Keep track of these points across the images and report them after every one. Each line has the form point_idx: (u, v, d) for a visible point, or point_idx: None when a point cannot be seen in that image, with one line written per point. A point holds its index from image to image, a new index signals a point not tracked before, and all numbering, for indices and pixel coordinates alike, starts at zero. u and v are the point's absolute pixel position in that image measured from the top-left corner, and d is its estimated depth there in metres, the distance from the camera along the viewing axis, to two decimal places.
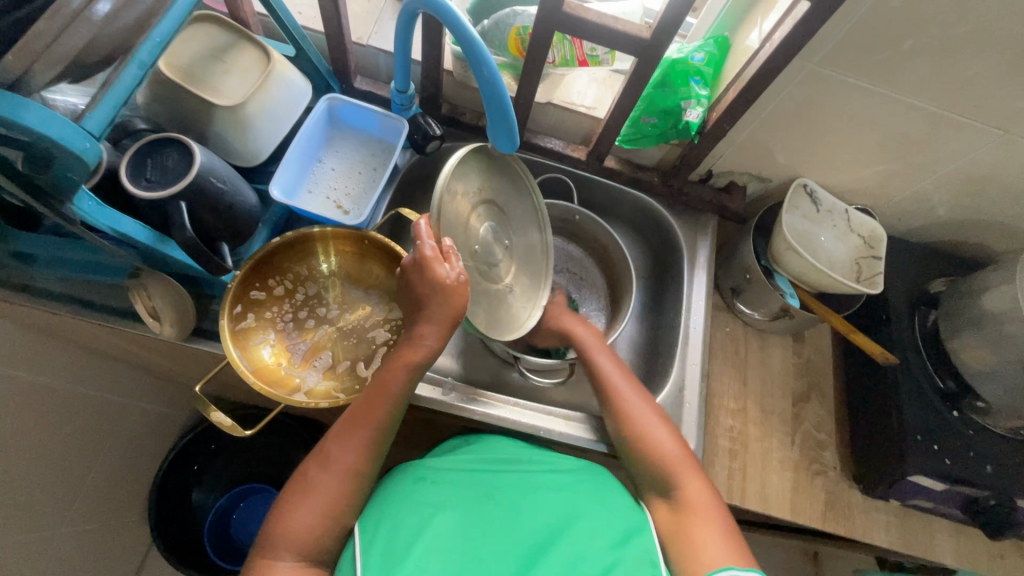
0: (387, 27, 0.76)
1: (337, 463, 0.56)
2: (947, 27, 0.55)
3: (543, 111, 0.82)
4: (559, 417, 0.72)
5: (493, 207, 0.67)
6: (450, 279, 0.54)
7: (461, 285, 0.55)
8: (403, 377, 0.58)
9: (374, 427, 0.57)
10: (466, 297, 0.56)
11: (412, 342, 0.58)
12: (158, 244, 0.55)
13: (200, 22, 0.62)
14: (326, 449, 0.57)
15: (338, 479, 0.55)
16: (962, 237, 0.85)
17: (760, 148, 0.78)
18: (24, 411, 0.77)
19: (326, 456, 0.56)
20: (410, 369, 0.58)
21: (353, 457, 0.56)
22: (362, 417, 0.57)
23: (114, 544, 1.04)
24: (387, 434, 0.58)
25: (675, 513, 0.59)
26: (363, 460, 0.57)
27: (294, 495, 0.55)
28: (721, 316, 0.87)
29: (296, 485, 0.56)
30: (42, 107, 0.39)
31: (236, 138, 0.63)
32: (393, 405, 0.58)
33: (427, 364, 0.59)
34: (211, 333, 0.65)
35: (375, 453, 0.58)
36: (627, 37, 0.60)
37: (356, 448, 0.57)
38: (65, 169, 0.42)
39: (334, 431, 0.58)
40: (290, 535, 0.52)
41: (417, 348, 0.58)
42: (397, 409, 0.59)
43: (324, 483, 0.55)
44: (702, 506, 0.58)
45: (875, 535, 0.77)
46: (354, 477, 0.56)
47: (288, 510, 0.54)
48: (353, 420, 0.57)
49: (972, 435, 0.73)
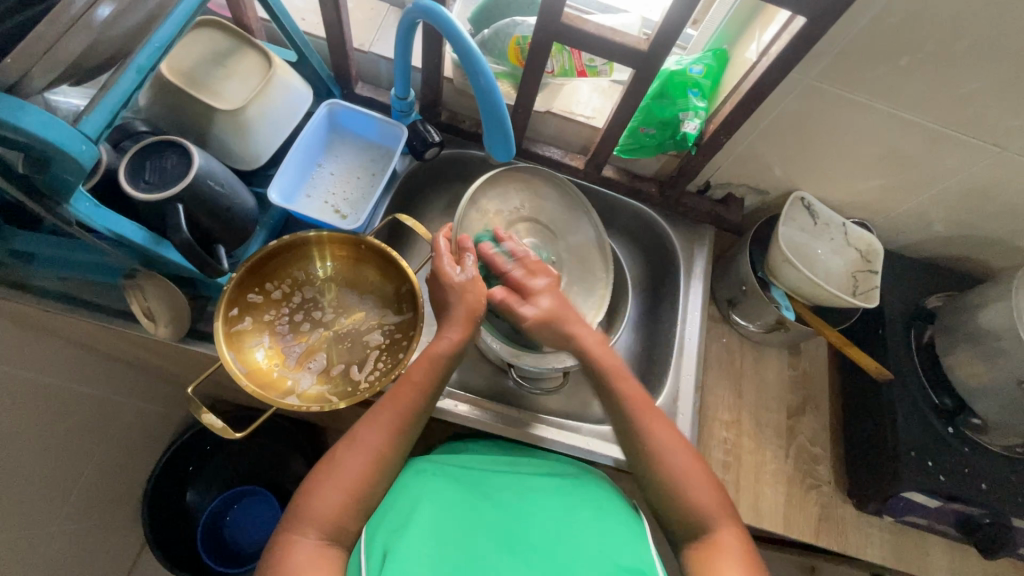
0: (389, 34, 0.77)
1: (363, 446, 0.56)
2: (944, 43, 0.55)
3: (542, 120, 0.83)
4: (553, 427, 0.71)
5: (539, 227, 0.77)
6: (459, 277, 0.63)
7: (473, 280, 0.63)
8: (426, 367, 0.60)
9: (402, 411, 0.58)
10: (480, 292, 0.63)
11: (435, 336, 0.62)
12: (154, 245, 0.55)
13: (203, 27, 0.63)
14: (354, 432, 0.57)
15: (364, 462, 0.55)
16: (959, 253, 0.85)
17: (757, 160, 0.78)
18: (19, 408, 0.77)
19: (353, 439, 0.56)
20: (435, 360, 0.61)
21: (379, 439, 0.56)
22: (393, 399, 0.58)
23: (106, 543, 1.04)
24: (415, 424, 0.59)
25: (700, 553, 0.55)
26: (389, 446, 0.57)
27: (318, 478, 0.55)
28: (716, 328, 0.87)
29: (320, 469, 0.55)
30: (43, 111, 0.39)
31: (236, 142, 0.64)
32: (419, 392, 0.59)
33: (451, 362, 0.61)
34: (206, 334, 0.66)
35: (401, 444, 0.58)
36: (625, 49, 0.60)
37: (383, 430, 0.57)
38: (63, 170, 0.42)
39: (364, 420, 0.58)
40: (314, 512, 0.52)
41: (440, 340, 0.62)
42: (425, 399, 0.60)
43: (354, 464, 0.55)
44: (731, 550, 0.54)
45: (869, 552, 0.77)
46: (379, 460, 0.56)
47: (312, 491, 0.54)
48: (387, 403, 0.59)
49: (967, 452, 0.72)
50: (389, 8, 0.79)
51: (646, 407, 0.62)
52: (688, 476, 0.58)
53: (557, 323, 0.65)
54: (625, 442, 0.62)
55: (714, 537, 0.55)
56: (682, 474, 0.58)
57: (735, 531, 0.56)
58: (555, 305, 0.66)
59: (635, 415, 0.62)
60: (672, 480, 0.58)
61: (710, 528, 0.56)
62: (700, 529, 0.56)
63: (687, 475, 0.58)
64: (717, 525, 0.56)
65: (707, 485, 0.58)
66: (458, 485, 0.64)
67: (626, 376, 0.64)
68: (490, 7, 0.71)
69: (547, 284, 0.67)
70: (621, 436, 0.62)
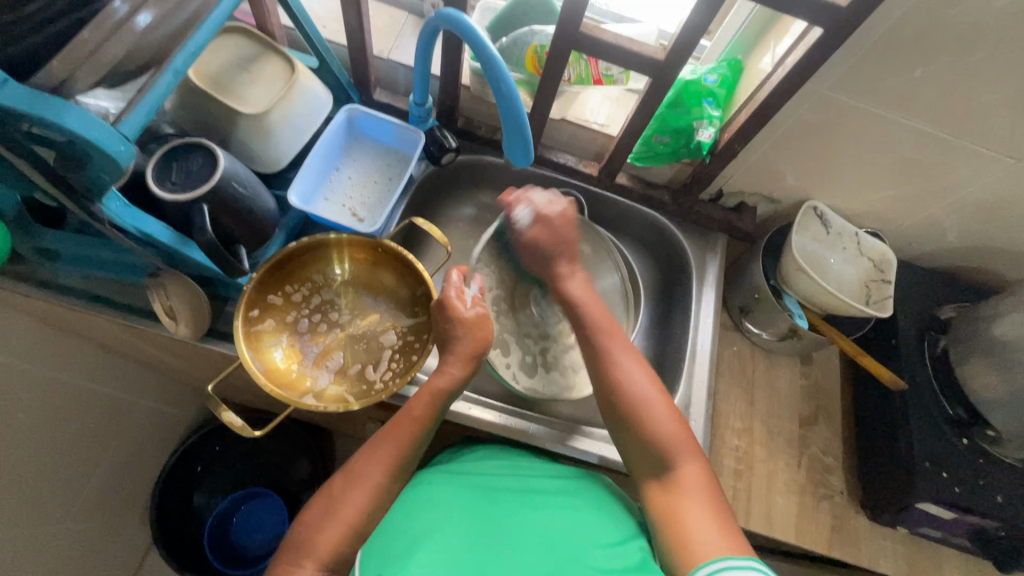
0: (407, 42, 0.79)
1: (363, 481, 0.56)
2: (958, 55, 0.56)
3: (557, 127, 0.84)
4: (566, 431, 0.72)
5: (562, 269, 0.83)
6: (471, 314, 0.63)
7: (481, 319, 0.64)
8: (427, 402, 0.61)
9: (403, 444, 0.59)
10: (485, 330, 0.64)
11: (438, 371, 0.62)
12: (179, 245, 0.57)
13: (229, 33, 0.65)
14: (354, 468, 0.58)
15: (363, 493, 0.56)
16: (974, 264, 0.85)
17: (770, 169, 0.79)
18: (35, 406, 0.78)
19: (352, 473, 0.57)
20: (436, 397, 0.61)
21: (380, 475, 0.57)
22: (391, 441, 0.59)
23: (116, 543, 1.05)
24: (412, 456, 0.60)
25: (667, 495, 0.56)
26: (389, 478, 0.58)
27: (316, 517, 0.55)
28: (728, 335, 0.87)
29: (319, 502, 0.56)
30: (82, 110, 0.40)
31: (259, 145, 0.65)
32: (418, 427, 0.60)
33: (450, 396, 0.62)
34: (225, 334, 0.67)
35: (400, 471, 0.59)
36: (642, 58, 0.61)
37: (381, 462, 0.58)
38: (101, 169, 0.43)
39: (364, 451, 0.60)
40: (312, 542, 0.53)
41: (443, 376, 0.62)
42: (424, 431, 0.60)
43: (352, 499, 0.55)
44: (695, 486, 0.55)
45: (881, 563, 0.76)
46: (379, 493, 0.56)
47: (314, 530, 0.54)
48: (385, 442, 0.59)
49: (982, 463, 0.72)
50: (408, 17, 0.80)
51: (614, 341, 0.65)
52: (647, 407, 0.60)
53: (544, 252, 0.70)
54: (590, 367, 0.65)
55: (677, 470, 0.57)
56: (643, 404, 0.60)
57: (699, 466, 0.57)
58: (555, 237, 0.70)
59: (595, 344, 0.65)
60: (637, 408, 0.60)
61: (672, 461, 0.57)
62: (663, 460, 0.58)
63: (644, 403, 0.60)
64: (682, 457, 0.57)
65: (672, 415, 0.60)
66: (456, 492, 0.64)
67: (600, 314, 0.68)
68: (508, 17, 0.72)
69: (560, 216, 0.70)
70: (589, 364, 0.65)
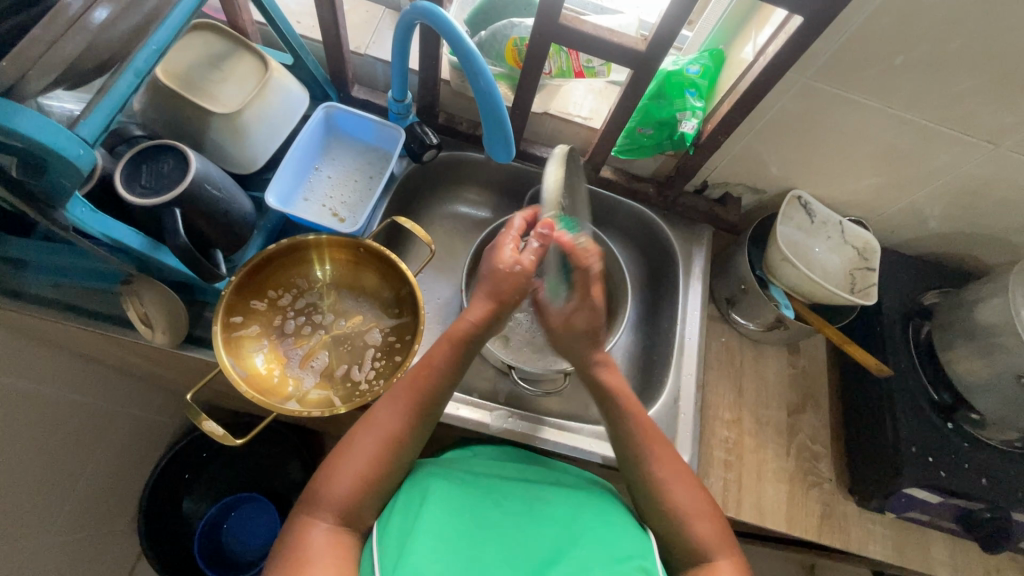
0: (385, 36, 0.77)
1: (379, 427, 0.56)
2: (937, 42, 0.56)
3: (539, 122, 0.83)
4: (553, 427, 0.71)
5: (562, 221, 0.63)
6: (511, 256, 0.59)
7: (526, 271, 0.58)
8: (447, 351, 0.59)
9: (421, 394, 0.58)
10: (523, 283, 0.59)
11: (456, 318, 0.60)
12: (150, 250, 0.55)
13: (198, 30, 0.63)
14: (373, 414, 0.57)
15: (378, 444, 0.55)
16: (956, 250, 0.86)
17: (754, 159, 0.79)
18: (11, 418, 0.75)
19: (370, 421, 0.57)
20: (455, 343, 0.59)
21: (396, 422, 0.56)
22: (408, 388, 0.58)
23: (102, 555, 1.03)
24: (430, 409, 0.58)
25: None
26: (406, 429, 0.57)
27: (334, 461, 0.55)
28: (716, 327, 0.87)
29: (335, 453, 0.55)
30: (37, 114, 0.39)
31: (233, 146, 0.63)
32: (437, 376, 0.58)
33: (471, 344, 0.60)
34: (204, 340, 0.65)
35: (419, 426, 0.58)
36: (624, 49, 0.60)
37: (402, 412, 0.57)
38: (59, 175, 0.42)
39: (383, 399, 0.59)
40: (326, 497, 0.52)
41: (461, 323, 0.60)
42: (443, 381, 0.59)
43: (370, 448, 0.55)
44: None
45: (870, 548, 0.77)
46: (394, 443, 0.56)
47: (329, 474, 0.54)
48: (405, 387, 0.58)
49: (966, 446, 0.73)
50: (385, 10, 0.79)
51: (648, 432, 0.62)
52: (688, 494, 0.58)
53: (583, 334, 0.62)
54: (632, 479, 0.61)
55: (714, 561, 0.54)
56: (688, 512, 0.57)
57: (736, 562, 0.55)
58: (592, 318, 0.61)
59: (632, 428, 0.61)
60: (669, 501, 0.58)
61: (707, 553, 0.55)
62: (699, 550, 0.55)
63: (693, 511, 0.57)
64: (716, 549, 0.55)
65: (708, 514, 0.57)
66: (464, 484, 0.61)
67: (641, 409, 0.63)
68: (487, 9, 0.71)
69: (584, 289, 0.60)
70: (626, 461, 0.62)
